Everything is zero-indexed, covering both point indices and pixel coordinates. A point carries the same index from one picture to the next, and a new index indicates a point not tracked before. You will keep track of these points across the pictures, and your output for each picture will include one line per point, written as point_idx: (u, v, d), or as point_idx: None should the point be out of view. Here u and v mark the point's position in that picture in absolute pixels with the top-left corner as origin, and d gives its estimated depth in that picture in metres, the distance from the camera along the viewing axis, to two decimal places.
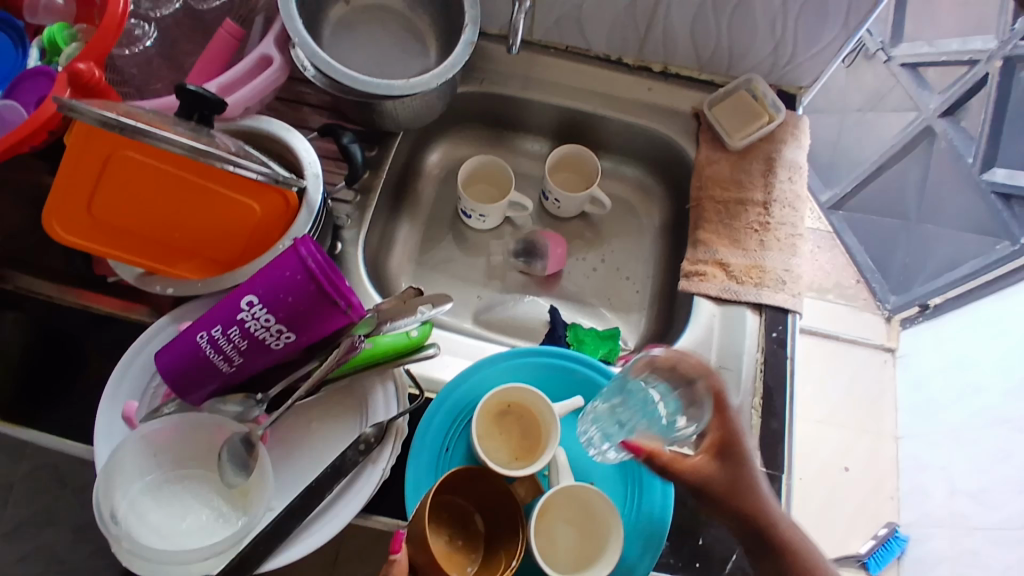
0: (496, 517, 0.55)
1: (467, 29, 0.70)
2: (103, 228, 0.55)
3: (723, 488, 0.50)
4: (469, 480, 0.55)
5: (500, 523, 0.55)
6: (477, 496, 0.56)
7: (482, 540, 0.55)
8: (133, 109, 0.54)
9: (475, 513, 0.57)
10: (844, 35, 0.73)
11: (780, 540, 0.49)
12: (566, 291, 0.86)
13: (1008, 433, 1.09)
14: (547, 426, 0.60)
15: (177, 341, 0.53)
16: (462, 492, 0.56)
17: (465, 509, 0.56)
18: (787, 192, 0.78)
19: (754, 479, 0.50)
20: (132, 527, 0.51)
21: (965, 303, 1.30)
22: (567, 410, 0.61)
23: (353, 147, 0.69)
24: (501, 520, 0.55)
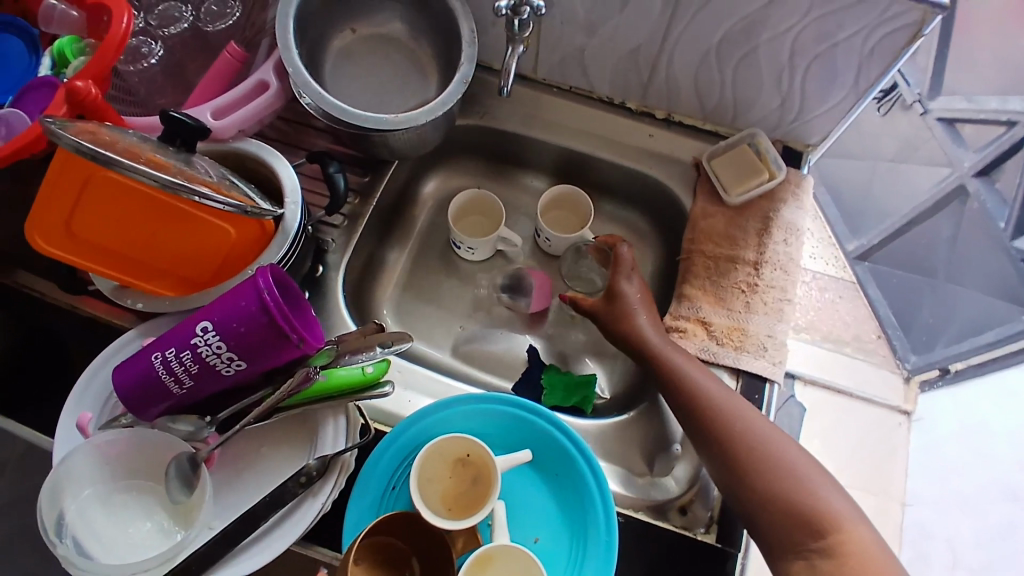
0: (431, 564, 0.55)
1: (463, 68, 0.70)
2: (83, 243, 0.58)
3: (608, 314, 0.72)
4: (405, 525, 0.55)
5: (433, 569, 0.55)
6: (414, 541, 0.55)
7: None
8: (116, 134, 0.55)
9: (414, 558, 0.56)
10: (855, 94, 0.71)
11: (663, 365, 0.66)
12: (550, 331, 0.85)
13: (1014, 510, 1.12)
14: (492, 479, 0.59)
15: (135, 359, 0.54)
16: (403, 535, 0.55)
17: (400, 553, 0.55)
18: (780, 254, 0.76)
19: (631, 311, 0.70)
20: (74, 536, 0.53)
21: (988, 371, 1.23)
22: (511, 464, 0.60)
23: (337, 176, 0.69)
24: (435, 568, 0.54)
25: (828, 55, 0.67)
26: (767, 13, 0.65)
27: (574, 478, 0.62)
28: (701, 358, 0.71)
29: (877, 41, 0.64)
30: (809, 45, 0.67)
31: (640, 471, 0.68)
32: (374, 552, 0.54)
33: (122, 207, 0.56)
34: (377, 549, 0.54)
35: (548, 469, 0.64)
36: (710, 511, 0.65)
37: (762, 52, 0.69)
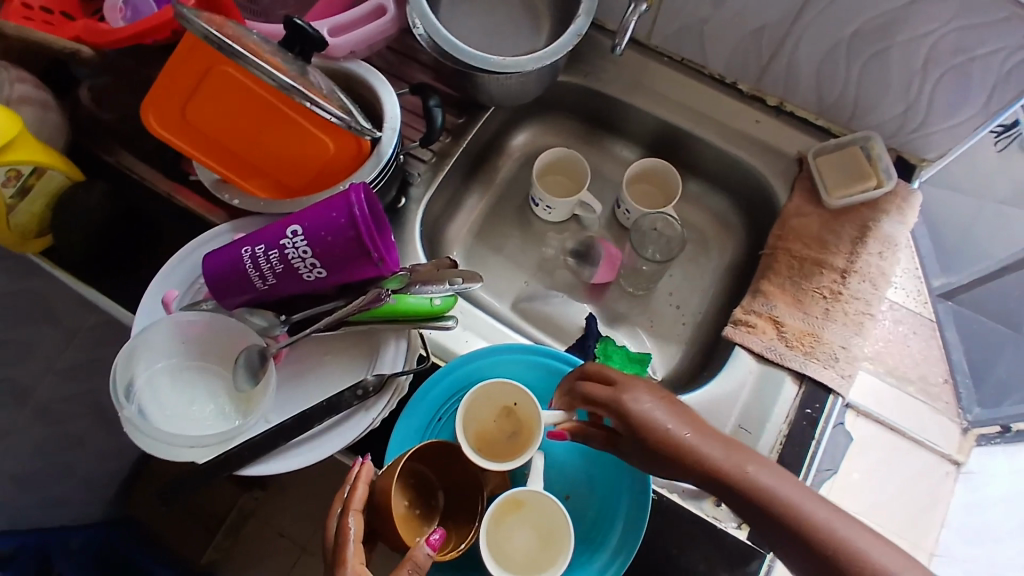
0: (458, 499, 0.56)
1: (579, 20, 0.68)
2: (192, 130, 0.60)
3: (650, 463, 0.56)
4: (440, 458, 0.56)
5: (459, 502, 0.56)
6: (444, 473, 0.57)
7: (438, 516, 0.56)
8: (240, 30, 0.57)
9: (439, 489, 0.57)
10: (984, 115, 0.66)
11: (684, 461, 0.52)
12: (611, 304, 0.84)
13: None
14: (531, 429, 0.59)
15: (224, 249, 0.57)
16: (435, 465, 0.57)
17: (427, 481, 0.57)
18: (872, 267, 0.72)
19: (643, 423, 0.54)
20: (144, 403, 0.56)
21: None
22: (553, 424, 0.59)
23: (435, 111, 0.69)
24: (463, 502, 0.56)
25: (963, 69, 0.63)
26: (911, 12, 0.60)
27: None
28: (764, 356, 0.69)
29: (1016, 63, 0.59)
30: (948, 52, 0.62)
31: None
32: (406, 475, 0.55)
33: (233, 103, 0.58)
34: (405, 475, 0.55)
35: None
36: None
37: (895, 53, 0.65)
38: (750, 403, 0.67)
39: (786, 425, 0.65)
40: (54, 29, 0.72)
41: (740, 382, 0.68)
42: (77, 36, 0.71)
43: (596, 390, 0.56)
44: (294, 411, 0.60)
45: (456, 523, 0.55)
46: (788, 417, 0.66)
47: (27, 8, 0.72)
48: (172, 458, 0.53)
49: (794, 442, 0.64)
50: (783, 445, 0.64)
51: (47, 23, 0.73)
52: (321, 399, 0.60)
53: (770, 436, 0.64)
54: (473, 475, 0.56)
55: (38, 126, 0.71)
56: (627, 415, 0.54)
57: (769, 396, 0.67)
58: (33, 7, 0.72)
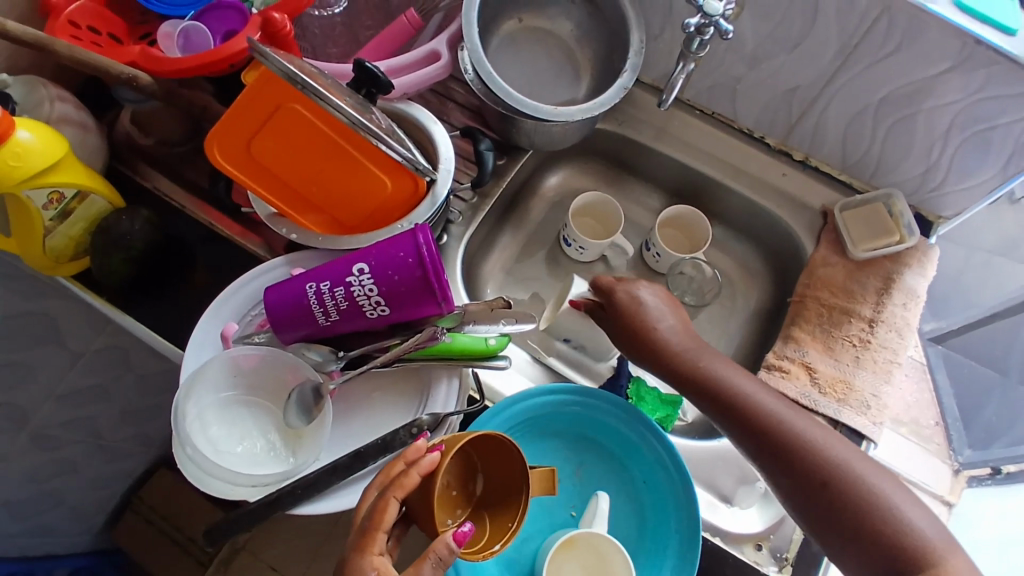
0: (499, 489, 0.54)
1: (625, 74, 0.70)
2: (255, 164, 0.61)
3: (654, 346, 0.66)
4: (491, 448, 0.53)
5: (500, 495, 0.54)
6: (489, 460, 0.54)
7: (472, 501, 0.54)
8: (311, 70, 0.58)
9: (478, 473, 0.55)
10: (1001, 178, 0.70)
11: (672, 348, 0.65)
12: None
13: None
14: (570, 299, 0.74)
15: (287, 284, 0.57)
16: (482, 451, 0.54)
17: (471, 463, 0.55)
18: (897, 317, 0.75)
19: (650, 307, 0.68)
20: (195, 436, 0.55)
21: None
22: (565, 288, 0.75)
23: (486, 155, 0.72)
24: (502, 496, 0.53)
25: (984, 135, 0.67)
26: (939, 81, 0.64)
27: (659, 484, 0.64)
28: (799, 403, 0.71)
29: None
30: (971, 121, 0.66)
31: (719, 497, 0.68)
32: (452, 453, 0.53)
33: (298, 139, 0.59)
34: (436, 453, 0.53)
35: (634, 475, 0.65)
36: (784, 552, 0.64)
37: (922, 118, 0.69)
38: None
39: None
40: (104, 51, 0.70)
41: None
42: (132, 61, 0.70)
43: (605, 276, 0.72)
44: (345, 450, 0.60)
45: (491, 514, 0.53)
46: None
47: (74, 27, 0.69)
48: (229, 495, 0.54)
49: None
50: None
51: (94, 44, 0.71)
52: (373, 438, 0.60)
53: None
54: (517, 474, 0.52)
55: (79, 147, 0.71)
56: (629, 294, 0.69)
57: None
58: (80, 26, 0.70)
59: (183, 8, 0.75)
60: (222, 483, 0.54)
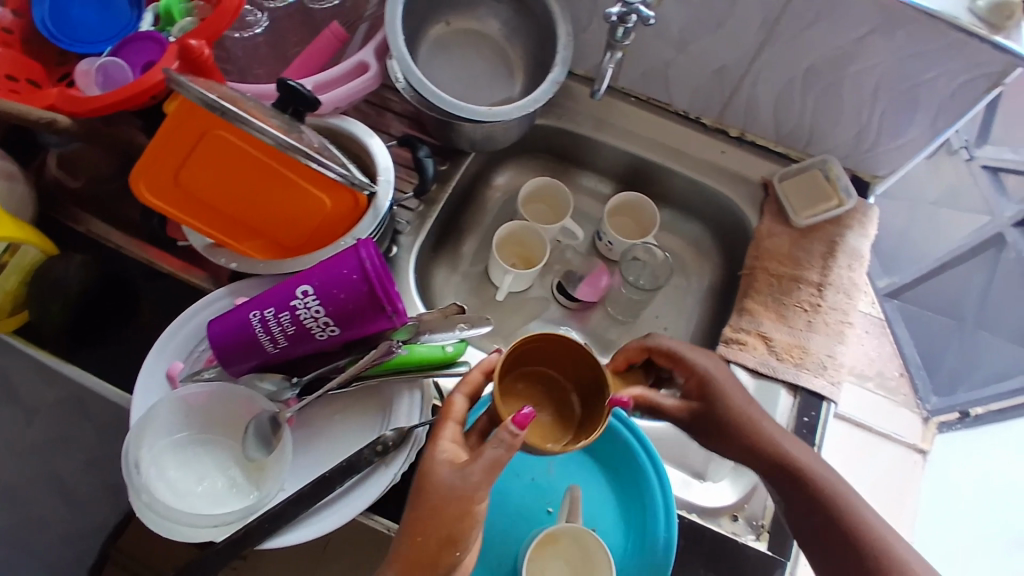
0: (589, 396, 0.55)
1: (556, 69, 0.70)
2: (185, 196, 0.59)
3: (706, 423, 0.62)
4: (558, 353, 0.56)
5: (591, 400, 0.55)
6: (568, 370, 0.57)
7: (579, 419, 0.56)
8: (232, 94, 0.57)
9: (572, 393, 0.57)
10: (929, 135, 0.73)
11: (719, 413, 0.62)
12: (592, 325, 0.86)
13: None
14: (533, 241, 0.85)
15: (231, 314, 0.56)
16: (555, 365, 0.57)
17: (560, 388, 0.58)
18: (844, 278, 0.77)
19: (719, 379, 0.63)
20: (153, 480, 0.54)
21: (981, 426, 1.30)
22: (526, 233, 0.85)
23: (426, 162, 0.71)
24: (591, 396, 0.55)
25: (910, 94, 0.69)
26: (861, 47, 0.66)
27: (629, 468, 0.65)
28: (759, 371, 0.72)
29: (957, 86, 0.66)
30: (896, 81, 0.68)
31: (692, 474, 0.69)
32: (532, 380, 0.58)
33: (227, 166, 0.58)
34: (519, 383, 0.58)
35: (606, 464, 0.66)
36: (759, 520, 0.65)
37: (848, 83, 0.71)
38: None
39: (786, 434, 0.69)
40: (23, 98, 0.68)
41: None
42: (51, 104, 0.67)
43: (682, 355, 0.65)
44: (310, 478, 0.59)
45: (591, 420, 0.54)
46: (788, 426, 0.70)
47: None
48: (191, 537, 0.52)
49: None
50: None
51: (13, 92, 0.68)
52: (338, 461, 0.59)
53: None
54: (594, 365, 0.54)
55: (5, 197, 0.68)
56: (710, 391, 0.63)
57: (768, 409, 0.71)
58: None
59: (99, 44, 0.74)
60: (182, 527, 0.52)
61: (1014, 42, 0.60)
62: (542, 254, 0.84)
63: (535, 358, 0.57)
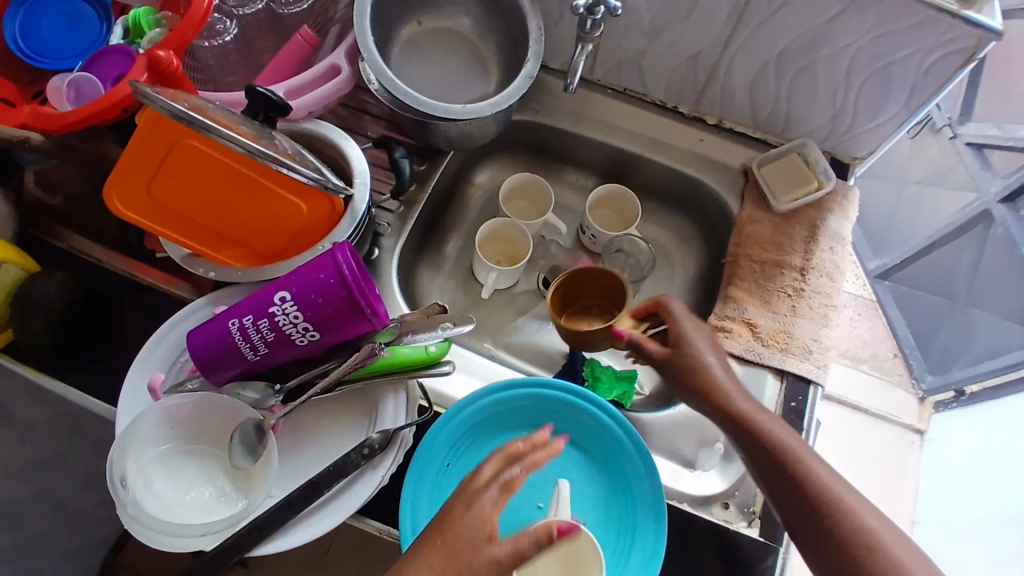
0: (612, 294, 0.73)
1: (529, 64, 0.70)
2: (160, 208, 0.59)
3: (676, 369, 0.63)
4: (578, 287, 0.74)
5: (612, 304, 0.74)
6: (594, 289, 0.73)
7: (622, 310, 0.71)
8: (202, 103, 0.56)
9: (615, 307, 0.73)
10: (906, 112, 0.73)
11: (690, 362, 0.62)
12: None
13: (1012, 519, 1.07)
14: (517, 237, 0.85)
15: (210, 324, 0.56)
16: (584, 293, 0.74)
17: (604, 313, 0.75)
18: (826, 262, 0.78)
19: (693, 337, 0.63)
20: (139, 494, 0.54)
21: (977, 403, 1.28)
22: (508, 229, 0.85)
23: (403, 162, 0.71)
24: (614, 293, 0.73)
25: (884, 73, 0.69)
26: (831, 28, 0.66)
27: (617, 460, 0.65)
28: (745, 358, 0.73)
29: (932, 62, 0.66)
30: (869, 60, 0.68)
31: (683, 464, 0.69)
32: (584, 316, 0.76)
33: (199, 175, 0.58)
34: (593, 305, 0.76)
35: (595, 456, 0.66)
36: (751, 506, 0.66)
37: (822, 65, 0.71)
38: None
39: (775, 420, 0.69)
40: None
41: None
42: (23, 123, 0.67)
43: (678, 314, 0.64)
44: (298, 483, 0.59)
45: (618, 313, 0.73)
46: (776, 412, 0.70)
47: None
48: (178, 548, 0.52)
49: None
50: None
51: None
52: (325, 465, 0.59)
53: None
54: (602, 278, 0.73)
55: None
56: (684, 343, 0.63)
57: (755, 395, 0.71)
58: None
59: (70, 60, 0.73)
60: (170, 538, 0.52)
61: (985, 16, 0.60)
62: (526, 250, 0.84)
63: (593, 290, 0.75)
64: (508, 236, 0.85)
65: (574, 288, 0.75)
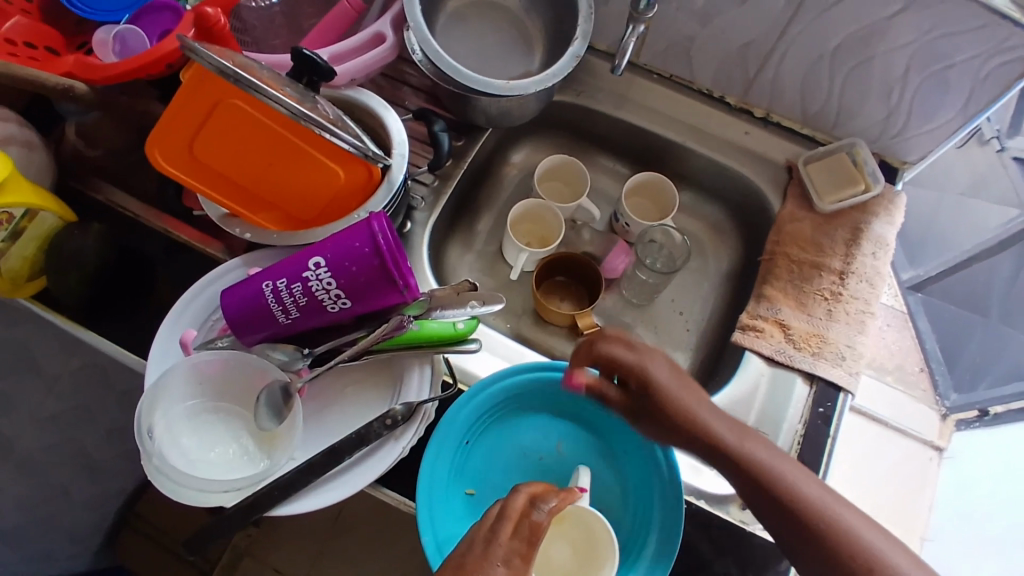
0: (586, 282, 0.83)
1: (576, 43, 0.69)
2: (201, 165, 0.59)
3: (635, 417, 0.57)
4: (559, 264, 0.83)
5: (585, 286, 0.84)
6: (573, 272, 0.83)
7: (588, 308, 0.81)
8: (248, 62, 0.56)
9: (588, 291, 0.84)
10: (961, 118, 0.70)
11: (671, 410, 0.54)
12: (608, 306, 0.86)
13: None
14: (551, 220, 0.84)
15: (243, 285, 0.56)
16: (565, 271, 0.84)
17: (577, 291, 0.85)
18: (867, 267, 0.75)
19: (663, 384, 0.55)
20: (164, 447, 0.54)
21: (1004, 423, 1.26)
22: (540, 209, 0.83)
23: (442, 135, 0.70)
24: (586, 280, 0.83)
25: (941, 75, 0.66)
26: (891, 24, 0.63)
27: (638, 451, 0.64)
28: (774, 359, 0.71)
29: (991, 68, 0.63)
30: (928, 60, 0.65)
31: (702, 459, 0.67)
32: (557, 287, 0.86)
33: (241, 135, 0.57)
34: (559, 278, 0.86)
35: (616, 445, 0.65)
36: None
37: (879, 63, 0.68)
38: (763, 406, 0.69)
39: (801, 424, 0.68)
40: (41, 66, 0.68)
41: (752, 385, 0.70)
42: (68, 72, 0.67)
43: (642, 362, 0.55)
44: (320, 448, 0.59)
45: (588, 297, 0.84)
46: (803, 417, 0.68)
47: (10, 43, 0.67)
48: (202, 503, 0.53)
49: (811, 440, 0.66)
50: (800, 444, 0.66)
51: (32, 60, 0.68)
52: (348, 433, 0.59)
53: (786, 436, 0.67)
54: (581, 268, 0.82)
55: (25, 165, 0.69)
56: (652, 382, 0.55)
57: (782, 397, 0.69)
58: (16, 43, 0.67)
59: (117, 13, 0.73)
60: (194, 492, 0.53)
61: None
62: (558, 233, 0.83)
63: (564, 267, 0.84)
64: (541, 217, 0.85)
65: (553, 266, 0.84)
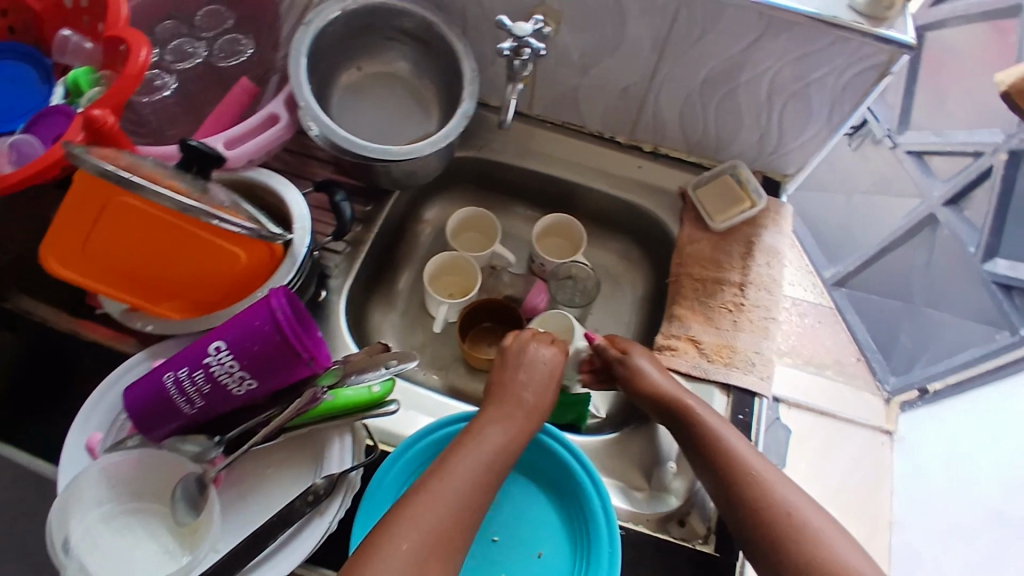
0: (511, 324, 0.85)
1: (464, 103, 0.73)
2: (96, 264, 0.59)
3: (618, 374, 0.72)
4: (481, 310, 0.85)
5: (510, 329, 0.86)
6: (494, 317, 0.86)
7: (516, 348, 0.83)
8: (135, 160, 0.57)
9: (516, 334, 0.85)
10: (829, 127, 0.76)
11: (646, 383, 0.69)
12: None
13: (987, 521, 1.07)
14: (466, 268, 0.87)
15: (147, 378, 0.56)
16: (489, 317, 0.86)
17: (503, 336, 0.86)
18: (763, 276, 0.80)
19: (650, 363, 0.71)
20: (83, 557, 0.52)
21: (963, 394, 1.26)
22: (452, 259, 0.86)
23: (343, 205, 0.71)
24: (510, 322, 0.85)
25: (802, 93, 0.73)
26: (749, 54, 0.70)
27: (572, 486, 0.64)
28: (692, 375, 0.74)
29: (848, 80, 0.69)
30: (788, 81, 0.72)
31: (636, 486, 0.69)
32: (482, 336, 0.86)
33: (133, 231, 0.58)
34: (485, 323, 0.87)
35: (549, 484, 0.66)
36: (706, 522, 0.66)
37: (743, 90, 0.74)
38: None
39: None
40: None
41: None
42: None
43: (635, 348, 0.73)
44: (243, 534, 0.58)
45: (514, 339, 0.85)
46: None
47: None
48: None
49: None
50: None
51: None
52: (271, 515, 0.58)
53: None
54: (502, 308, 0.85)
55: None
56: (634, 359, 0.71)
57: None
58: None
59: (10, 123, 0.74)
60: None
61: (897, 32, 0.63)
62: (476, 281, 0.86)
63: (488, 312, 0.86)
64: (460, 269, 0.88)
65: (475, 314, 0.85)
